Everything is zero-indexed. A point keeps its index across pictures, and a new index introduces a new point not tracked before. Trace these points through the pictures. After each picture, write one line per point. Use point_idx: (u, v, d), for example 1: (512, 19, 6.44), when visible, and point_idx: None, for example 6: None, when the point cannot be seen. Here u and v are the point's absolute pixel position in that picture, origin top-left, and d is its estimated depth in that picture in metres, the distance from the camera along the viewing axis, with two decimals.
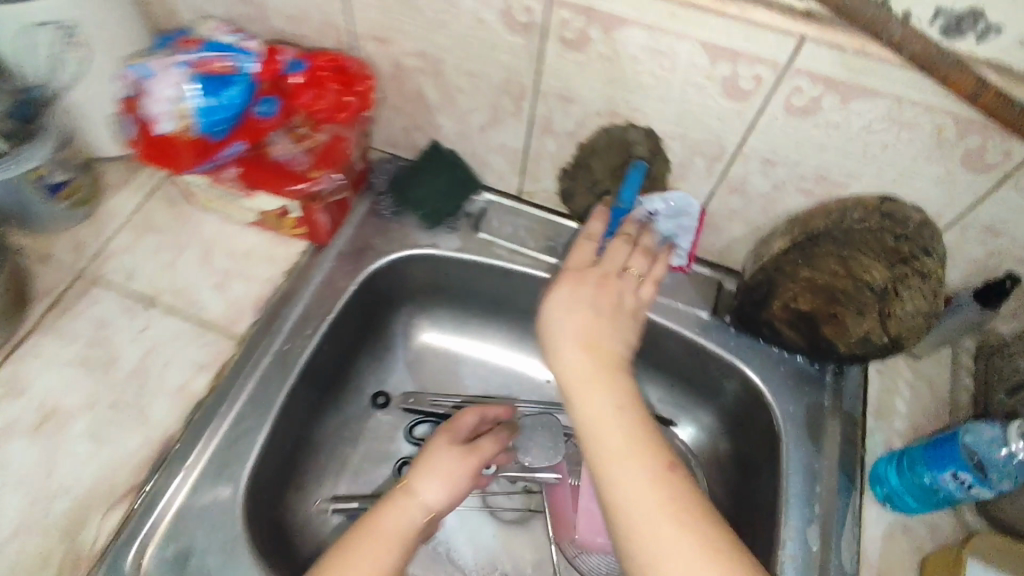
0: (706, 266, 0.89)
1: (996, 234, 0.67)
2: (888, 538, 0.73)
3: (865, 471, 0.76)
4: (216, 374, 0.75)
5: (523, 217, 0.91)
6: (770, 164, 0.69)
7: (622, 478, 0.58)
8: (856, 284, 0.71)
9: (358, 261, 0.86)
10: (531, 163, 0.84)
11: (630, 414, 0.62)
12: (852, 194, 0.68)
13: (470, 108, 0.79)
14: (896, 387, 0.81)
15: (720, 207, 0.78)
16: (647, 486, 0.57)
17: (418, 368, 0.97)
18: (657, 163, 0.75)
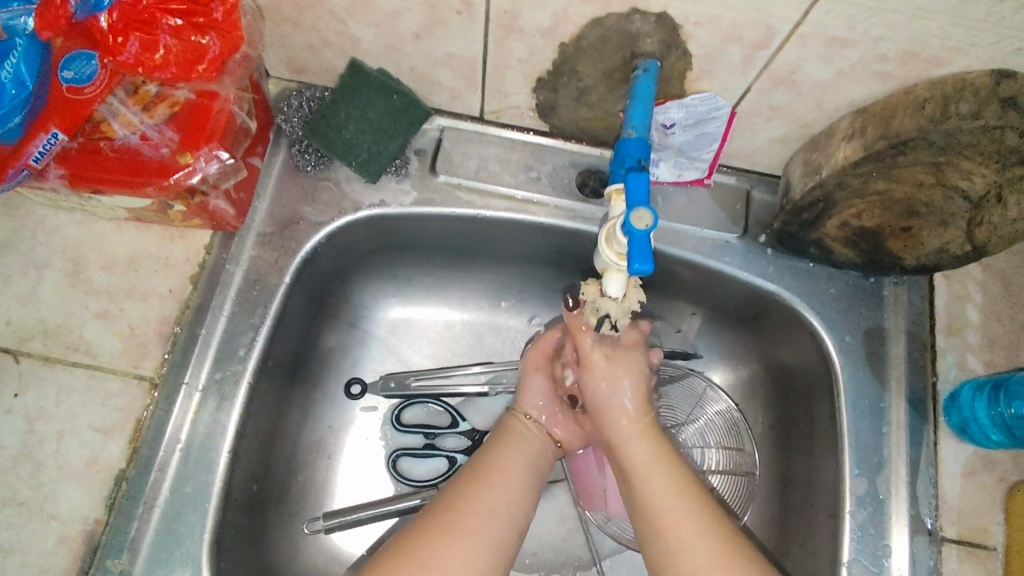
0: (733, 174, 0.69)
1: None
2: (967, 475, 0.62)
3: (941, 402, 0.64)
4: (132, 433, 0.58)
5: (491, 143, 0.69)
6: (837, 45, 0.49)
7: (648, 472, 0.59)
8: (945, 193, 0.54)
9: (285, 241, 0.65)
10: (492, 73, 0.61)
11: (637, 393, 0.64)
12: (951, 74, 0.49)
13: (395, 9, 0.55)
14: (970, 293, 0.66)
15: (756, 106, 0.57)
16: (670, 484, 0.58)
17: (390, 346, 0.79)
18: (673, 57, 0.53)
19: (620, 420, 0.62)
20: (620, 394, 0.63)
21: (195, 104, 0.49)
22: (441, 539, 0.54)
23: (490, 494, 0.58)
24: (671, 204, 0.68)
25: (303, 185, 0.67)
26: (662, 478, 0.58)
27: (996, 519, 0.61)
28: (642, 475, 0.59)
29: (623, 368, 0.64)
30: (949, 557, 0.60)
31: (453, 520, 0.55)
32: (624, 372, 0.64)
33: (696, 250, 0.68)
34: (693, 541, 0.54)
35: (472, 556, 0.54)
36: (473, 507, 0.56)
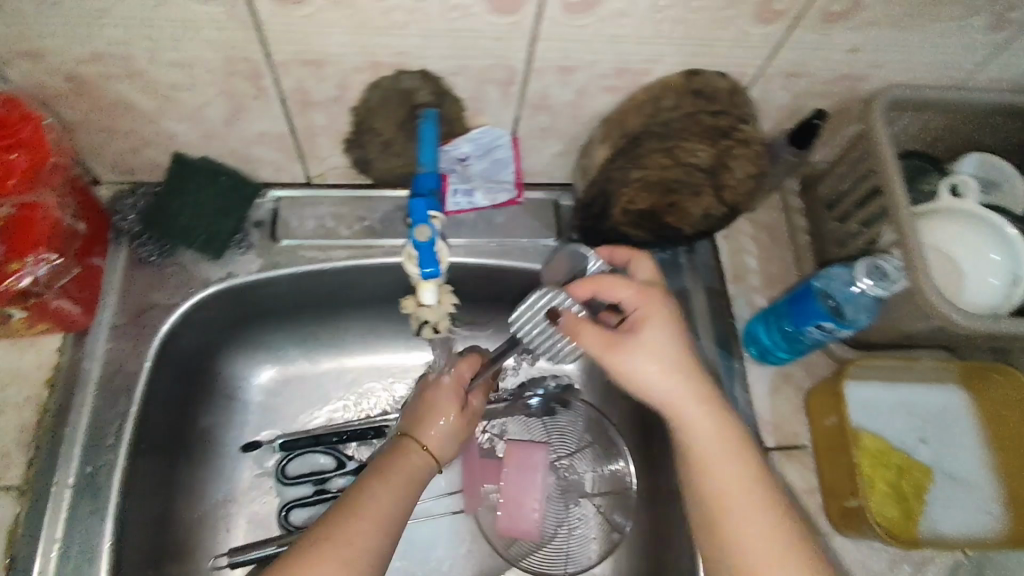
0: (539, 189, 0.81)
1: (797, 77, 0.64)
2: (773, 392, 0.74)
3: (740, 338, 0.75)
4: (6, 544, 0.59)
5: (323, 203, 0.77)
6: (567, 72, 0.61)
7: (714, 438, 0.56)
8: (687, 170, 0.68)
9: (140, 328, 0.69)
10: (305, 141, 0.69)
11: (684, 372, 0.57)
12: (658, 79, 0.62)
13: (199, 103, 0.62)
14: (746, 246, 0.81)
15: (530, 130, 0.69)
16: (735, 450, 0.56)
17: (273, 409, 0.83)
18: (447, 101, 0.64)
19: (671, 395, 0.57)
20: (662, 374, 0.56)
21: (18, 217, 0.54)
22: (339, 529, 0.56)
23: (391, 493, 0.61)
24: (492, 224, 0.79)
25: (150, 274, 0.71)
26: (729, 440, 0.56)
27: (801, 419, 0.72)
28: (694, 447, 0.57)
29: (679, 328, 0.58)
30: (771, 459, 0.71)
31: (353, 505, 0.58)
32: (671, 342, 0.57)
33: (521, 257, 0.78)
34: (744, 513, 0.55)
35: (366, 540, 0.56)
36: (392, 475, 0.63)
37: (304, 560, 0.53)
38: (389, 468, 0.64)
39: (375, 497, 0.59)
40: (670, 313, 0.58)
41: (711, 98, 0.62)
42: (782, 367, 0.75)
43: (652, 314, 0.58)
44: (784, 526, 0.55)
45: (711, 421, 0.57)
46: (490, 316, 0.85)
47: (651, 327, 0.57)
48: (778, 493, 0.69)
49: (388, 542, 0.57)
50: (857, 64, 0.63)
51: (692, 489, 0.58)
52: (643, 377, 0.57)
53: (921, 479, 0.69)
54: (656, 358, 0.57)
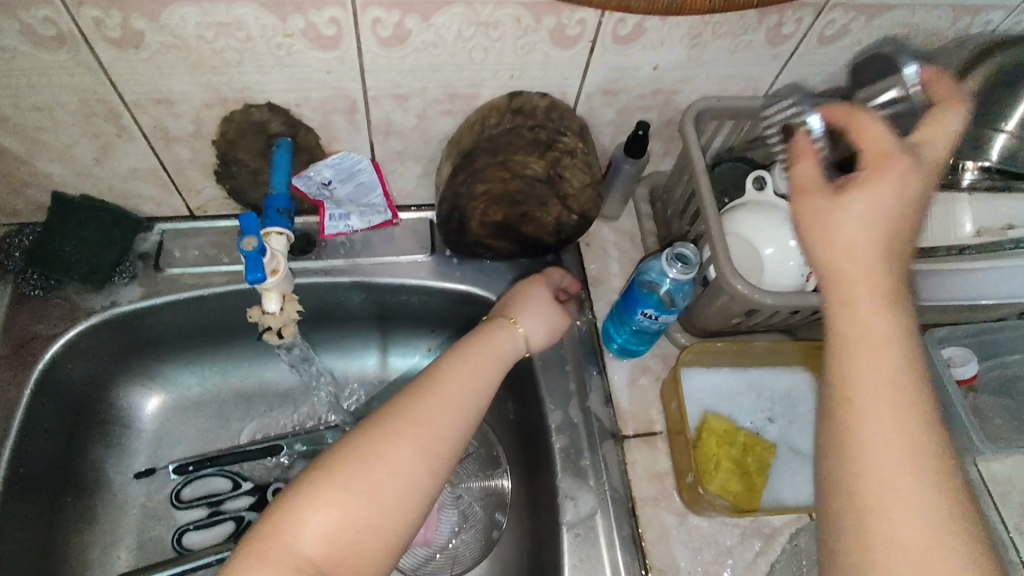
0: (413, 211, 0.87)
1: (614, 94, 0.72)
2: (631, 383, 0.79)
3: (600, 335, 0.81)
4: None
5: (206, 233, 0.82)
6: (402, 99, 0.68)
7: (867, 330, 0.47)
8: (526, 181, 0.74)
9: (22, 358, 0.73)
10: (177, 175, 0.75)
11: (879, 248, 0.49)
12: (486, 102, 0.69)
13: (67, 144, 0.67)
14: (607, 252, 0.87)
15: (386, 154, 0.76)
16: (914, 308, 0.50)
17: (168, 435, 0.85)
18: (300, 131, 0.70)
19: (864, 270, 0.49)
20: (868, 236, 0.49)
21: None
22: (407, 415, 0.58)
23: (472, 368, 0.65)
24: (368, 245, 0.85)
25: (34, 307, 0.75)
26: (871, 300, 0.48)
27: (657, 407, 0.77)
28: (849, 349, 0.47)
29: (930, 176, 0.50)
30: (629, 445, 0.75)
31: (407, 406, 0.59)
32: (877, 207, 0.49)
33: (396, 274, 0.84)
34: (912, 483, 0.43)
35: (412, 461, 0.56)
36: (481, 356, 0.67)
37: (367, 447, 0.55)
38: (483, 342, 0.68)
39: (460, 377, 0.64)
40: (914, 190, 0.49)
41: (531, 114, 0.68)
42: (640, 360, 0.80)
43: (881, 176, 0.49)
44: (906, 420, 0.45)
45: (893, 324, 0.47)
46: (378, 333, 0.90)
47: (894, 181, 0.49)
48: (635, 476, 0.73)
49: (422, 469, 0.56)
50: (664, 80, 0.72)
51: (855, 417, 0.46)
52: (847, 232, 0.49)
53: (765, 455, 0.73)
54: (874, 201, 0.49)
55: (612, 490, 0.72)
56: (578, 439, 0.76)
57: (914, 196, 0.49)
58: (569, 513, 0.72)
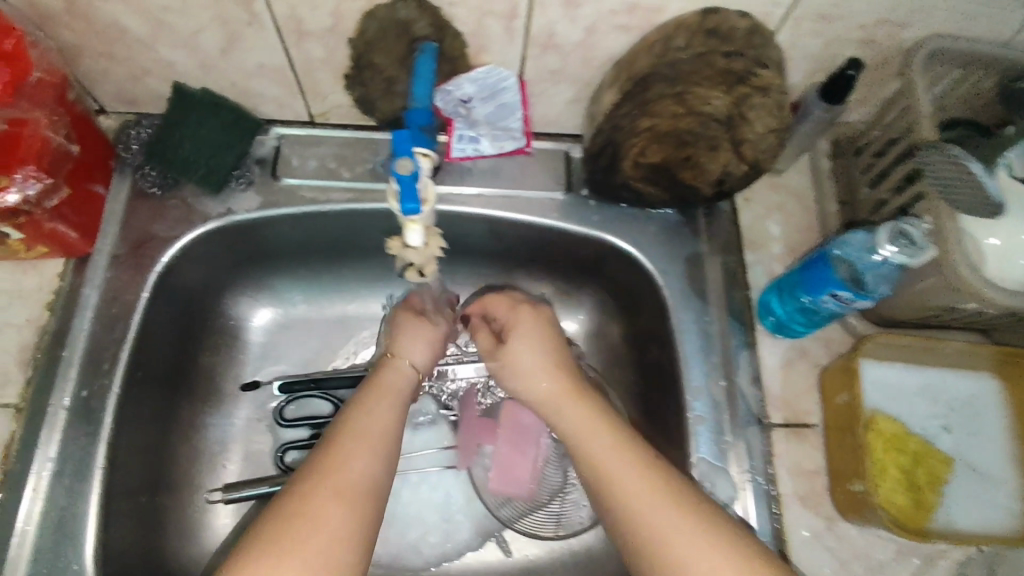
0: (550, 139, 0.77)
1: (829, 20, 0.59)
2: (786, 366, 0.70)
3: (754, 305, 0.72)
4: (3, 460, 0.60)
5: (326, 143, 0.75)
6: (573, 6, 0.57)
7: (587, 443, 0.56)
8: (701, 120, 0.62)
9: (141, 261, 0.69)
10: (304, 77, 0.67)
11: (551, 379, 0.62)
12: (672, 18, 0.57)
13: (195, 30, 0.60)
14: (768, 211, 0.76)
15: (538, 72, 0.66)
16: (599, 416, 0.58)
17: (275, 350, 0.84)
18: (448, 36, 0.61)
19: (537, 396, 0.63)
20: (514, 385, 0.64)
21: (7, 133, 0.53)
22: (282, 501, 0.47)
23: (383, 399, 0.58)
24: (500, 174, 0.76)
25: (153, 206, 0.71)
26: (590, 417, 0.58)
27: (812, 395, 0.69)
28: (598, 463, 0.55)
29: (553, 326, 0.67)
30: (776, 434, 0.67)
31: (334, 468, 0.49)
32: (524, 356, 0.64)
33: (528, 211, 0.75)
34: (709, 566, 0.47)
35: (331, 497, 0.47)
36: (383, 395, 0.58)
37: (313, 485, 0.48)
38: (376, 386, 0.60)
39: (375, 419, 0.55)
40: (533, 332, 0.66)
41: (728, 39, 0.56)
42: (796, 340, 0.70)
43: (519, 319, 0.67)
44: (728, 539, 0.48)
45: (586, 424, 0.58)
46: (494, 271, 0.83)
47: (518, 349, 0.65)
48: (780, 470, 0.66)
49: (335, 530, 0.46)
50: (899, 6, 0.57)
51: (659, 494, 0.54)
52: (525, 364, 0.64)
53: (938, 468, 0.65)
54: (530, 353, 0.64)
55: (754, 483, 0.66)
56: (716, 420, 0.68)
57: (537, 335, 0.65)
58: None
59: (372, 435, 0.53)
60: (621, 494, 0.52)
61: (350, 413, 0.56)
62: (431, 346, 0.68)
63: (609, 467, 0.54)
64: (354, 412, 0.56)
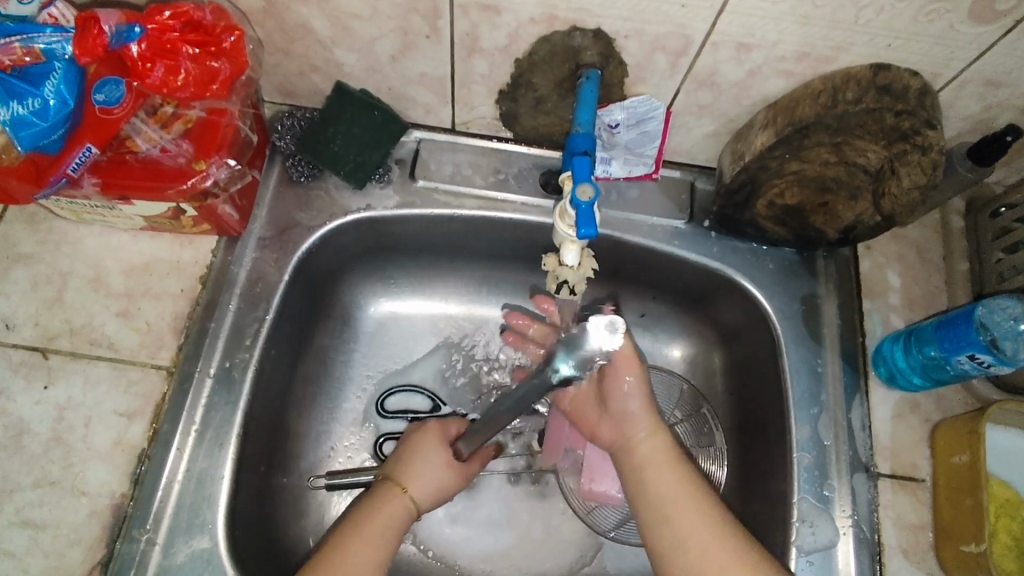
0: (677, 168, 0.78)
1: (996, 86, 0.59)
2: (896, 418, 0.70)
3: (868, 354, 0.72)
4: (153, 417, 0.64)
5: (461, 150, 0.78)
6: (745, 49, 0.58)
7: (654, 466, 0.64)
8: (849, 169, 0.64)
9: (284, 245, 0.73)
10: (460, 88, 0.70)
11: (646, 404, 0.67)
12: (840, 69, 0.59)
13: (374, 36, 0.64)
14: (888, 261, 0.75)
15: (687, 105, 0.67)
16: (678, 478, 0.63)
17: (379, 341, 0.87)
18: (612, 65, 0.63)
19: (639, 423, 0.67)
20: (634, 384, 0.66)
21: (205, 121, 0.59)
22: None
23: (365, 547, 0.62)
24: (624, 197, 0.77)
25: (298, 194, 0.75)
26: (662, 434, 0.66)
27: (923, 451, 0.69)
28: (652, 475, 0.64)
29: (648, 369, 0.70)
30: (884, 486, 0.68)
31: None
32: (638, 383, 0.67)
33: (648, 236, 0.76)
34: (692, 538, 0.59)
35: None
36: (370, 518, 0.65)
37: None
38: (375, 515, 0.65)
39: (362, 560, 0.61)
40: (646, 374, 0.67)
41: (903, 97, 0.57)
42: (910, 395, 0.71)
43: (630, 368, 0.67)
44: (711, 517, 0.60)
45: (658, 448, 0.65)
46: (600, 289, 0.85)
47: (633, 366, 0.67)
48: (886, 521, 0.66)
49: None
50: None
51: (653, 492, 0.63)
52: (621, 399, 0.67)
53: None
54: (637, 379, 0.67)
55: (856, 529, 0.66)
56: (821, 465, 0.69)
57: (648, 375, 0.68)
58: (804, 538, 0.66)
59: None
60: (659, 494, 0.62)
61: (350, 529, 0.64)
62: (433, 468, 0.70)
63: (657, 481, 0.63)
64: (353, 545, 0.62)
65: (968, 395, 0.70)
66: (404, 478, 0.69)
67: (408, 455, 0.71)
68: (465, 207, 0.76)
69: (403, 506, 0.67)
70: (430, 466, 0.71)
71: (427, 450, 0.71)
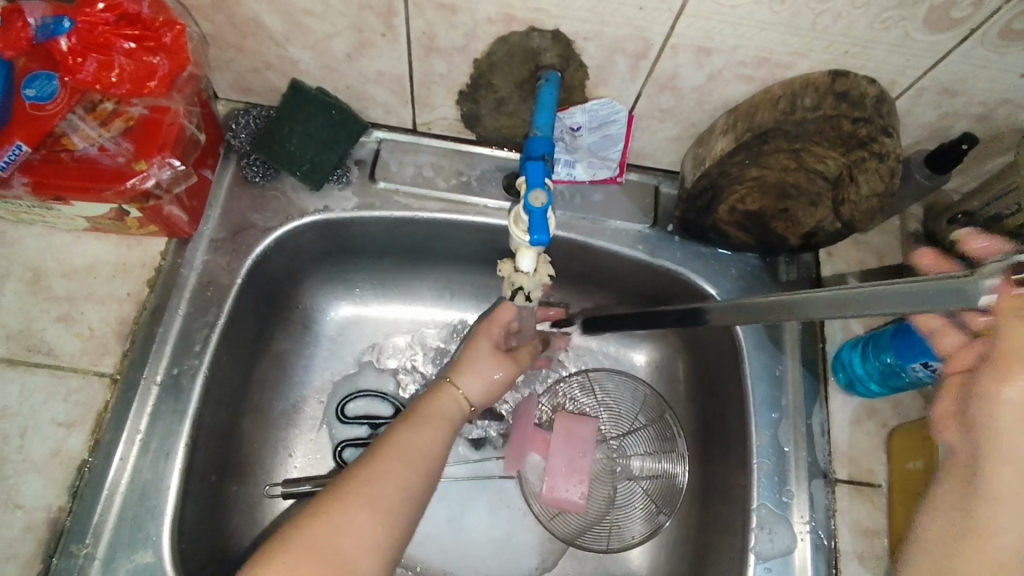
0: (641, 172, 0.78)
1: (953, 94, 0.59)
2: (854, 424, 0.70)
3: (827, 362, 0.72)
4: (94, 427, 0.62)
5: (423, 150, 0.77)
6: (704, 54, 0.58)
7: None
8: (809, 176, 0.64)
9: (238, 248, 0.71)
10: (420, 88, 0.68)
11: None
12: (798, 75, 0.59)
13: (328, 33, 0.62)
14: (849, 267, 0.76)
15: (649, 109, 0.66)
16: None
17: (339, 345, 0.85)
18: (572, 67, 0.62)
19: None
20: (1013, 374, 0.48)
21: (147, 118, 0.56)
22: (350, 490, 0.54)
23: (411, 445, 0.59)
24: (588, 201, 0.76)
25: (252, 194, 0.73)
26: None
27: (880, 458, 0.69)
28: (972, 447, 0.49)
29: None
30: (842, 493, 0.68)
31: (373, 463, 0.56)
32: None
33: (612, 240, 0.76)
34: None
35: (388, 495, 0.55)
36: (430, 425, 0.62)
37: (337, 496, 0.53)
38: (430, 412, 0.63)
39: (407, 453, 0.58)
40: None
41: (858, 103, 0.57)
42: (868, 400, 0.71)
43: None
44: None
45: None
46: (564, 291, 0.84)
47: None
48: (843, 528, 0.66)
49: (402, 520, 0.55)
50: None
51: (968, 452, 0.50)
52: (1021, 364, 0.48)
53: None
54: None
55: (813, 535, 0.66)
56: (780, 471, 0.68)
57: None
58: (762, 545, 0.66)
59: (399, 469, 0.57)
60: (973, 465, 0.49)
61: (383, 455, 0.57)
62: (488, 372, 0.68)
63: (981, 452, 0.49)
64: (390, 442, 0.59)
65: (925, 400, 0.71)
66: (455, 384, 0.67)
67: (472, 355, 0.69)
68: (428, 210, 0.75)
69: (456, 405, 0.65)
70: (480, 371, 0.68)
71: (481, 350, 0.69)
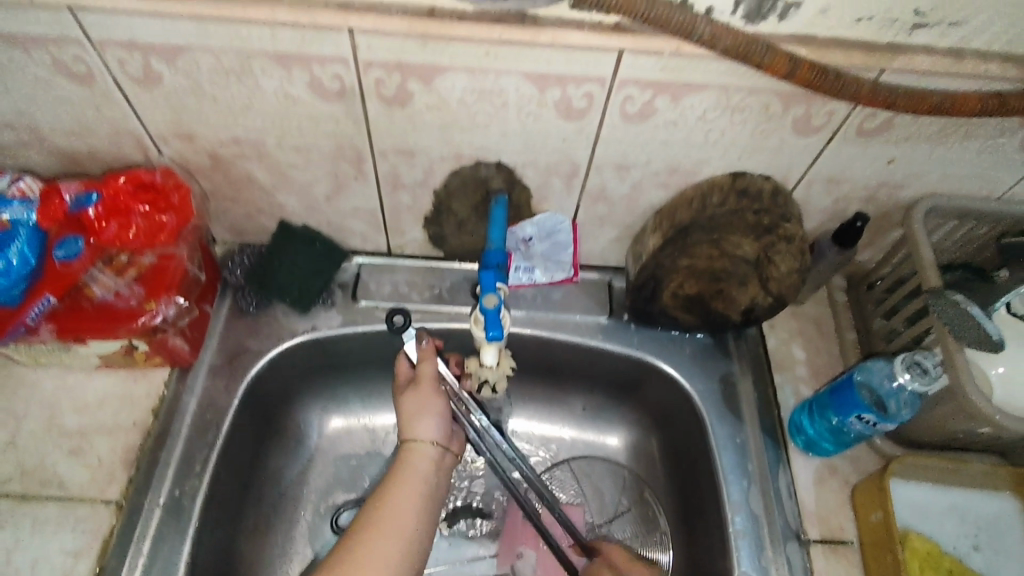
0: (594, 270, 0.87)
1: (838, 183, 0.70)
2: (818, 483, 0.75)
3: (785, 427, 0.77)
4: (100, 553, 0.66)
5: (399, 270, 0.86)
6: (624, 169, 0.69)
7: None
8: (732, 260, 0.73)
9: (235, 373, 0.78)
10: (392, 218, 0.79)
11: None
12: (705, 179, 0.70)
13: (309, 181, 0.73)
14: (791, 337, 0.83)
15: (588, 217, 0.77)
16: None
17: (331, 457, 0.90)
18: (517, 189, 0.73)
19: None
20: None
21: (157, 265, 0.66)
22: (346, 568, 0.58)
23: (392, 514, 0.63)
24: (549, 300, 0.85)
25: (247, 322, 0.81)
26: None
27: (847, 514, 0.73)
28: None
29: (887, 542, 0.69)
30: (816, 553, 0.71)
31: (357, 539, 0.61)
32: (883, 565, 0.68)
33: (575, 332, 0.83)
34: None
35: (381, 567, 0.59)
36: (405, 486, 0.66)
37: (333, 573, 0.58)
38: (402, 472, 0.67)
39: (394, 524, 0.62)
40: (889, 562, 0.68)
41: (756, 198, 0.68)
42: (827, 459, 0.76)
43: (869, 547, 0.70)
44: None
45: None
46: (539, 385, 0.90)
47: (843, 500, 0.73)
48: None
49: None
50: (894, 172, 0.69)
51: None
52: None
53: None
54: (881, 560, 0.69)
55: None
56: (756, 536, 0.72)
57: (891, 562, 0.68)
58: None
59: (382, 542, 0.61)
60: None
61: (363, 533, 0.61)
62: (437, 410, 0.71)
63: None
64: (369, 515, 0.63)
65: (880, 454, 0.76)
66: (415, 437, 0.69)
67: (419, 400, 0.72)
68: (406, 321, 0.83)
69: (424, 460, 0.68)
70: (435, 417, 0.71)
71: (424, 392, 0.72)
